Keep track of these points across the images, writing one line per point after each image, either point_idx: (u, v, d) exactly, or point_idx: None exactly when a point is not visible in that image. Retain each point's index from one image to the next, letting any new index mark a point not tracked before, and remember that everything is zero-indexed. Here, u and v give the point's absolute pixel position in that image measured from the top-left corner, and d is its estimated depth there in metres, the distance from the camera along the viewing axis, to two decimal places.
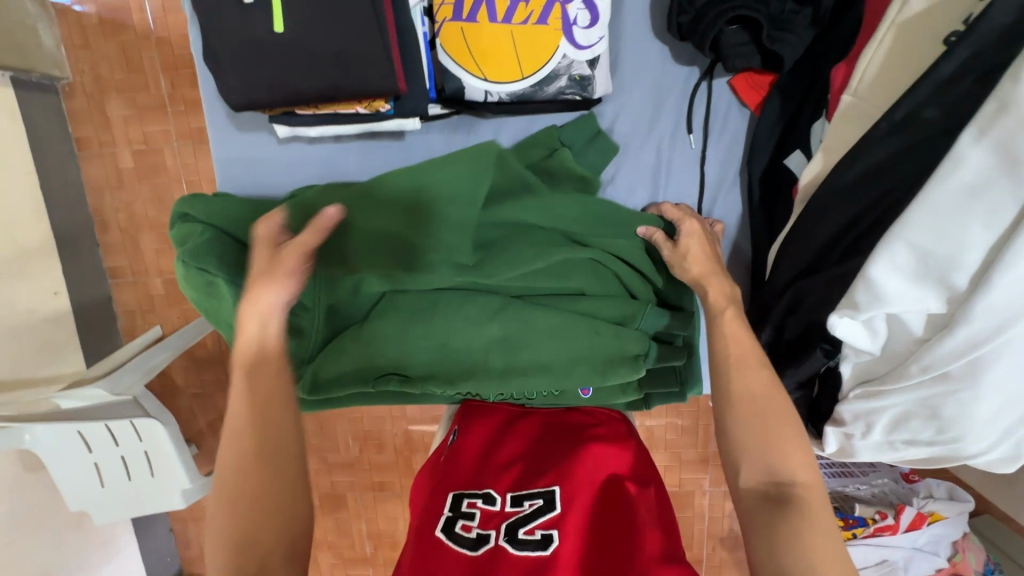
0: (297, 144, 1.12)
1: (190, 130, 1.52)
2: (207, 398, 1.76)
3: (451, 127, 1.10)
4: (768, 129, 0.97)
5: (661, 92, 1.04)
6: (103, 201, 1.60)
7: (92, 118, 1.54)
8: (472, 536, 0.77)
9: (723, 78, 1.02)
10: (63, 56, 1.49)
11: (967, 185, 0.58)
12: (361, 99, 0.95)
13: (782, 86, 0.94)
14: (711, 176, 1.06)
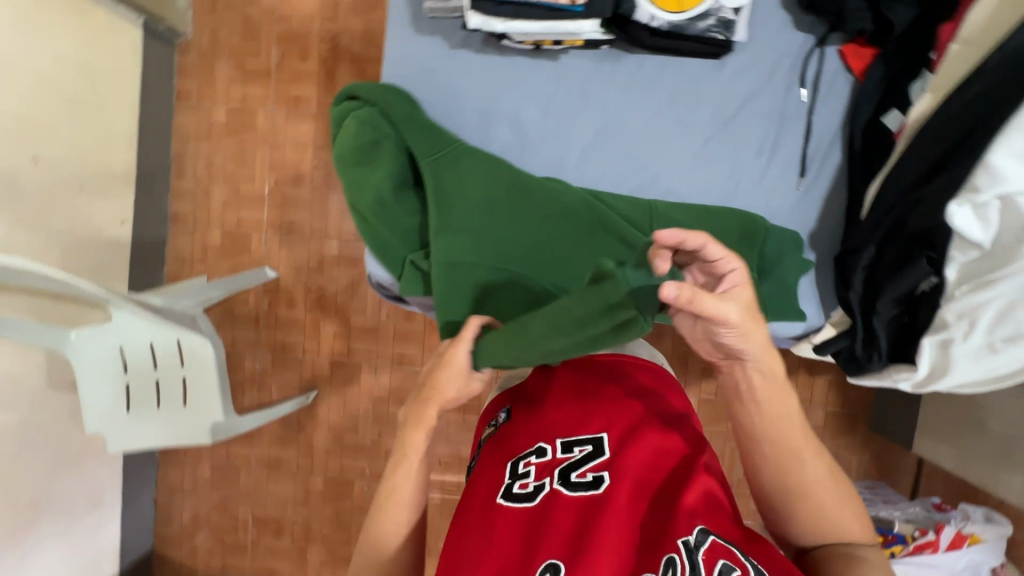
0: (464, 52, 0.95)
1: (288, 97, 1.65)
2: (233, 358, 1.73)
3: (600, 56, 0.95)
4: (873, 90, 0.92)
5: (775, 53, 0.95)
6: (186, 150, 1.68)
7: (198, 74, 1.66)
8: (530, 489, 0.79)
9: (834, 46, 0.95)
10: (188, 17, 1.64)
11: None
12: None
13: (889, 54, 0.90)
14: (816, 129, 0.96)
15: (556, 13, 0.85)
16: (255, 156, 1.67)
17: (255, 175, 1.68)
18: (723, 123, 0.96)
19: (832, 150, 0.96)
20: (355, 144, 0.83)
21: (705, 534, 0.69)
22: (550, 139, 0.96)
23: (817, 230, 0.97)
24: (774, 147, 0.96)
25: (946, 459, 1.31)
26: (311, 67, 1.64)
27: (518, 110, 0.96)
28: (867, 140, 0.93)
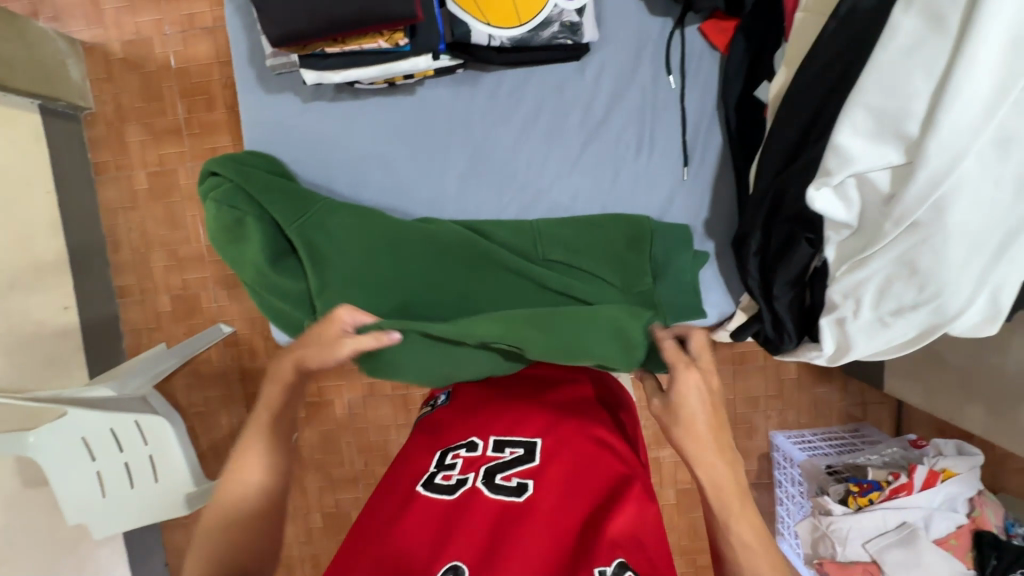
0: (320, 102, 1.00)
1: (204, 151, 1.62)
2: (210, 417, 1.74)
3: (457, 81, 0.99)
4: (737, 67, 0.92)
5: (636, 46, 0.98)
6: (116, 222, 1.66)
7: (110, 144, 1.63)
8: (451, 483, 0.76)
9: (694, 25, 0.96)
10: (87, 89, 1.61)
11: (904, 46, 0.69)
12: (383, 28, 0.84)
13: (747, 28, 0.91)
14: (691, 112, 0.98)
15: (385, 55, 0.89)
16: (186, 216, 1.65)
17: (190, 235, 1.66)
18: (596, 125, 0.99)
19: (711, 131, 0.98)
20: (220, 227, 0.87)
21: (623, 569, 0.63)
22: (428, 176, 1.00)
23: (711, 213, 0.99)
24: (653, 138, 0.99)
25: (914, 395, 1.31)
26: (220, 116, 1.60)
27: (387, 153, 1.00)
28: (742, 118, 0.94)
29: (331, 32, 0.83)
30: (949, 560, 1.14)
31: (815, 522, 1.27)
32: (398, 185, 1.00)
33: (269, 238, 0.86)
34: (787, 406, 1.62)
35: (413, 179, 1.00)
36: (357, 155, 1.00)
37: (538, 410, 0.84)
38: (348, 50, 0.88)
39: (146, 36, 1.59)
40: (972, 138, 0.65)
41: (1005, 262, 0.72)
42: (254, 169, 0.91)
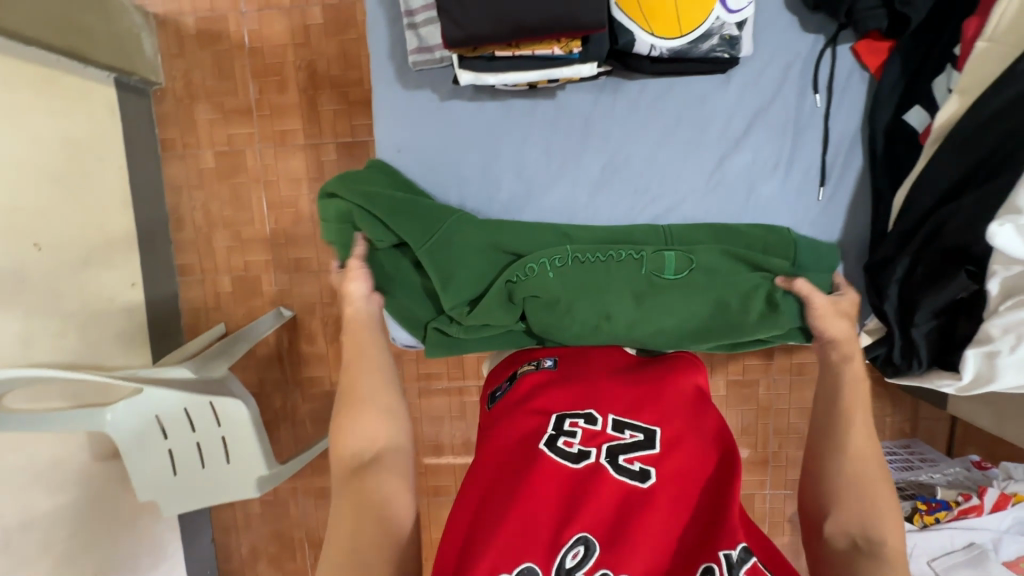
0: (456, 102, 1.01)
1: (273, 133, 1.61)
2: (264, 399, 1.75)
3: (599, 88, 0.99)
4: (890, 89, 0.96)
5: (784, 63, 0.98)
6: (181, 200, 1.66)
7: (178, 121, 1.62)
8: (574, 451, 0.75)
9: (847, 44, 0.97)
10: (158, 64, 1.59)
11: None
12: (562, 36, 0.84)
13: (903, 49, 0.94)
14: (834, 131, 1.00)
15: (551, 61, 0.88)
16: (251, 197, 1.65)
17: (253, 217, 1.65)
18: (736, 141, 1.00)
19: (853, 152, 1.00)
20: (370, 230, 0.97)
21: (747, 555, 0.65)
22: (571, 183, 1.02)
23: (844, 234, 1.02)
24: (794, 154, 1.00)
25: (984, 418, 1.32)
26: (291, 99, 1.59)
27: (526, 157, 1.02)
28: (886, 141, 0.98)
29: (510, 38, 0.83)
30: None
31: None
32: (535, 189, 1.03)
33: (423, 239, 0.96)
34: None
35: (551, 183, 1.03)
36: (493, 159, 1.02)
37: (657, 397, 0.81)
38: (517, 55, 0.88)
39: (221, 13, 1.56)
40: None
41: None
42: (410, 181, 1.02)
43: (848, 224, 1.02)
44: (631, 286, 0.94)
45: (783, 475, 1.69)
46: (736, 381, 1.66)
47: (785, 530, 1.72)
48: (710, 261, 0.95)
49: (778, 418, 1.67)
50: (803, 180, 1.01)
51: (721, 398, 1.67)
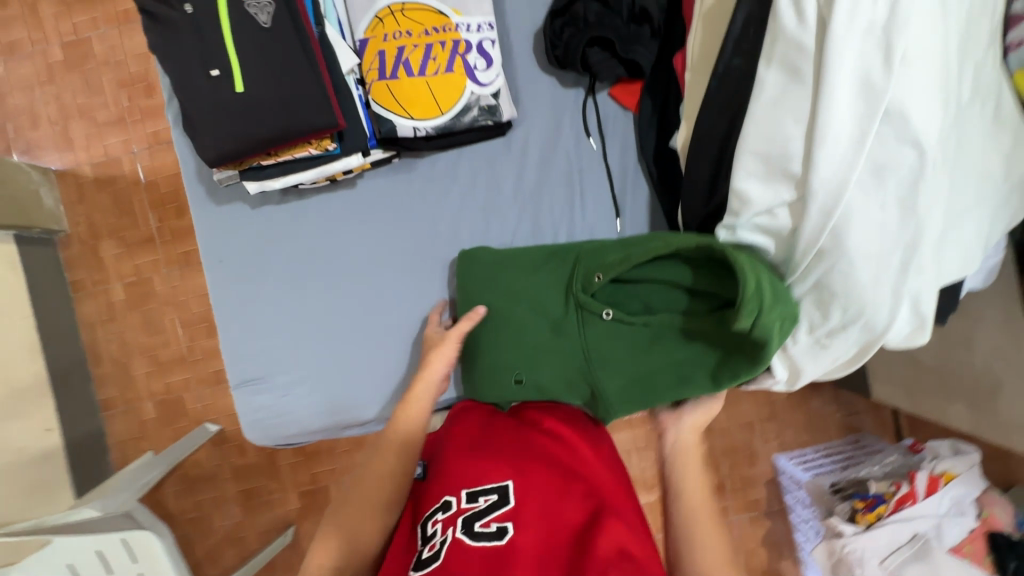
0: (268, 207, 1.04)
1: (177, 255, 1.67)
2: (203, 521, 1.69)
3: (394, 170, 1.05)
4: (648, 123, 1.00)
5: (554, 118, 1.06)
6: (95, 336, 1.68)
7: (85, 261, 1.68)
8: (436, 551, 0.69)
9: (604, 91, 1.05)
10: (62, 213, 1.67)
11: (773, 98, 0.73)
12: (311, 138, 0.90)
13: (651, 87, 0.99)
14: (615, 168, 1.06)
15: (319, 159, 0.96)
16: (163, 320, 1.68)
17: (169, 339, 1.68)
18: (531, 193, 1.06)
19: (637, 181, 1.06)
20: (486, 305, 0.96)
21: None
22: (380, 261, 1.04)
23: None
24: (584, 195, 1.06)
25: (899, 399, 1.31)
26: (191, 222, 1.67)
27: (331, 245, 1.04)
28: (661, 168, 1.01)
29: (263, 146, 0.89)
30: (968, 568, 1.12)
31: (829, 547, 1.22)
32: (355, 274, 1.04)
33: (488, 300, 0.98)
34: (783, 426, 1.61)
35: (368, 266, 1.04)
36: (312, 249, 1.03)
37: (503, 452, 0.78)
38: (283, 160, 0.95)
39: (115, 157, 1.67)
40: (849, 170, 0.68)
41: (917, 272, 0.70)
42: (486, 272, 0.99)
43: None
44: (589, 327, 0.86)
45: (744, 498, 1.62)
46: None
47: (763, 556, 1.61)
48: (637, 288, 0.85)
49: (723, 438, 1.61)
50: (606, 213, 1.06)
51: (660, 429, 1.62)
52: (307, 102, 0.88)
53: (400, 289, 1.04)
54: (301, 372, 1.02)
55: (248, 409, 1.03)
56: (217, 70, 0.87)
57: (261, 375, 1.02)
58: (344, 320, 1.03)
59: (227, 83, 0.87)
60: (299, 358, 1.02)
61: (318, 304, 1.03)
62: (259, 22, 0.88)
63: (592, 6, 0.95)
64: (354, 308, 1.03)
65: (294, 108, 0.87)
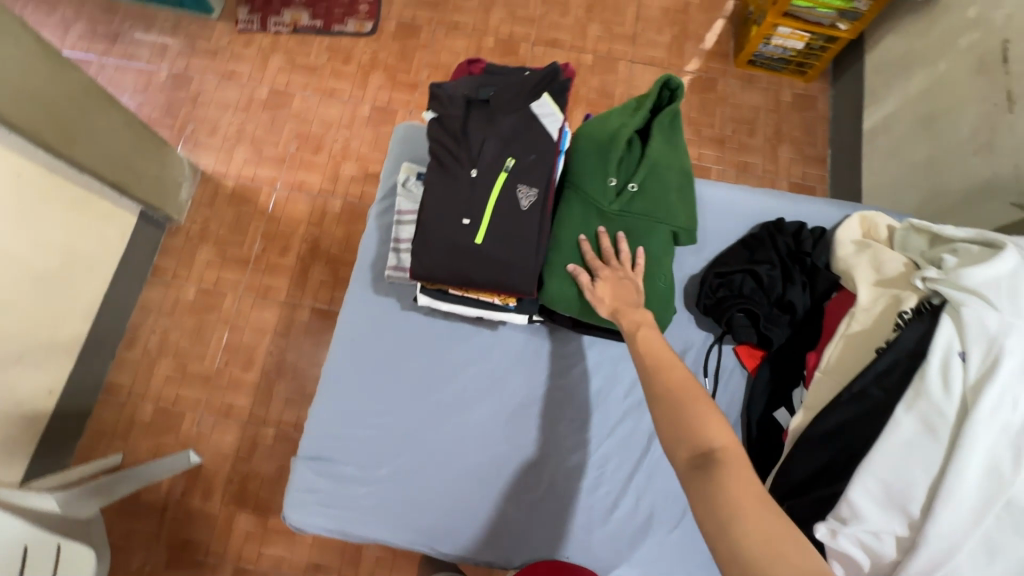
0: (414, 313, 1.13)
1: (260, 285, 1.76)
2: (123, 554, 1.53)
3: (532, 330, 1.14)
4: (763, 389, 1.07)
5: (679, 349, 1.12)
6: (143, 322, 1.71)
7: (178, 255, 1.78)
8: None
9: (729, 345, 1.12)
10: (186, 207, 1.82)
11: (907, 439, 0.82)
12: (503, 293, 1.01)
13: (772, 360, 1.08)
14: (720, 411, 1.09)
15: (493, 305, 1.07)
16: (212, 335, 1.71)
17: (206, 354, 1.69)
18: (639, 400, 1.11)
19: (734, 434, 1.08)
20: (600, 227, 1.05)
21: None
22: (483, 400, 1.09)
23: None
24: None
25: None
26: (288, 263, 1.78)
27: (449, 371, 1.10)
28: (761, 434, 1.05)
29: (462, 284, 0.99)
30: None
31: None
32: (457, 404, 1.08)
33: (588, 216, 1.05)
34: None
35: (471, 403, 1.09)
36: (427, 366, 1.10)
37: None
38: (466, 295, 1.06)
39: (258, 184, 1.86)
40: (964, 538, 0.75)
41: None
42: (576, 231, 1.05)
43: None
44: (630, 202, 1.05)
45: None
46: None
47: None
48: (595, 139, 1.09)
49: None
50: None
51: None
52: (523, 273, 0.98)
53: (493, 435, 1.07)
54: (369, 474, 1.04)
55: (301, 485, 1.03)
56: (468, 219, 0.99)
57: (330, 459, 1.05)
58: (435, 443, 1.06)
59: (469, 232, 0.99)
60: (365, 455, 1.05)
61: (412, 416, 1.07)
62: (521, 203, 1.00)
63: (749, 282, 1.08)
64: (434, 433, 1.07)
65: (511, 273, 0.98)
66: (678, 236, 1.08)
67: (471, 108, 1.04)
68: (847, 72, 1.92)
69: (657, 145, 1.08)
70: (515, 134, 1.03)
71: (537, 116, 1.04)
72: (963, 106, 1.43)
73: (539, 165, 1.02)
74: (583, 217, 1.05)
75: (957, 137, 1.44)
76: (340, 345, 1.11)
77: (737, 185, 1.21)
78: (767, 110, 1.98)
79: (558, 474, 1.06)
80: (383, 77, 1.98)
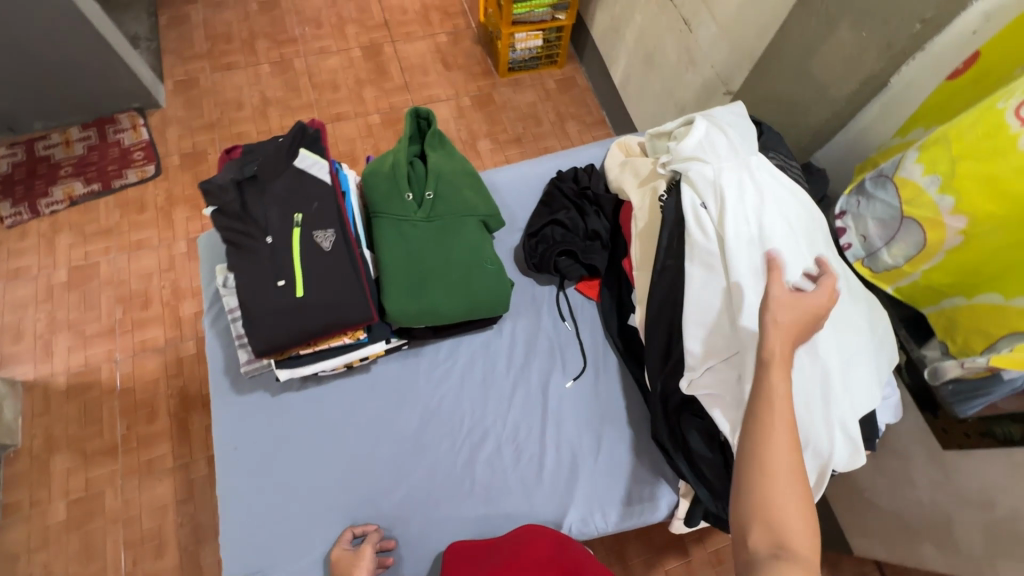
0: (288, 392, 1.13)
1: (139, 463, 1.59)
2: None
3: (403, 355, 1.18)
4: (609, 307, 1.24)
5: (533, 307, 1.26)
6: (15, 571, 1.46)
7: (29, 478, 1.56)
8: None
9: (571, 286, 1.28)
10: (19, 426, 1.61)
11: (700, 283, 1.00)
12: (348, 328, 1.05)
13: (608, 281, 1.26)
14: (587, 341, 1.23)
15: (349, 346, 1.09)
16: (104, 542, 1.50)
17: (106, 565, 1.48)
18: (520, 365, 1.19)
19: (607, 353, 1.22)
20: (424, 246, 1.14)
21: None
22: (384, 437, 1.10)
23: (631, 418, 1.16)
24: (568, 368, 1.20)
25: (877, 551, 1.37)
26: (161, 426, 1.64)
27: (341, 428, 1.10)
28: (626, 341, 1.21)
29: (305, 339, 1.01)
30: None
31: None
32: (360, 453, 1.08)
33: (410, 239, 1.14)
34: None
35: (373, 445, 1.09)
36: (318, 433, 1.09)
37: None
38: (319, 348, 1.08)
39: (94, 366, 1.70)
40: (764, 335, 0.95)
41: (834, 404, 0.94)
42: (401, 253, 1.13)
43: (632, 403, 1.17)
44: (436, 214, 1.16)
45: None
46: None
47: None
48: (380, 170, 1.18)
49: None
50: (587, 376, 1.19)
51: None
52: (350, 304, 1.02)
53: (407, 462, 1.08)
54: (302, 562, 1.00)
55: None
56: (283, 281, 1.03)
57: (257, 571, 0.99)
58: (355, 499, 1.05)
59: (288, 291, 1.03)
60: (297, 548, 1.01)
61: (322, 487, 1.05)
62: (322, 246, 1.06)
63: (557, 230, 1.26)
64: (352, 492, 1.05)
65: (343, 311, 1.02)
66: (487, 223, 1.21)
67: (244, 187, 1.09)
68: (585, 48, 2.26)
69: (438, 157, 1.21)
70: (288, 195, 1.09)
71: (304, 170, 1.11)
72: (663, 39, 1.75)
73: (326, 209, 1.09)
74: (404, 239, 1.14)
75: (671, 62, 1.74)
76: (226, 456, 1.06)
77: (520, 163, 1.39)
78: (542, 100, 2.25)
79: (482, 464, 1.10)
80: (188, 209, 1.94)
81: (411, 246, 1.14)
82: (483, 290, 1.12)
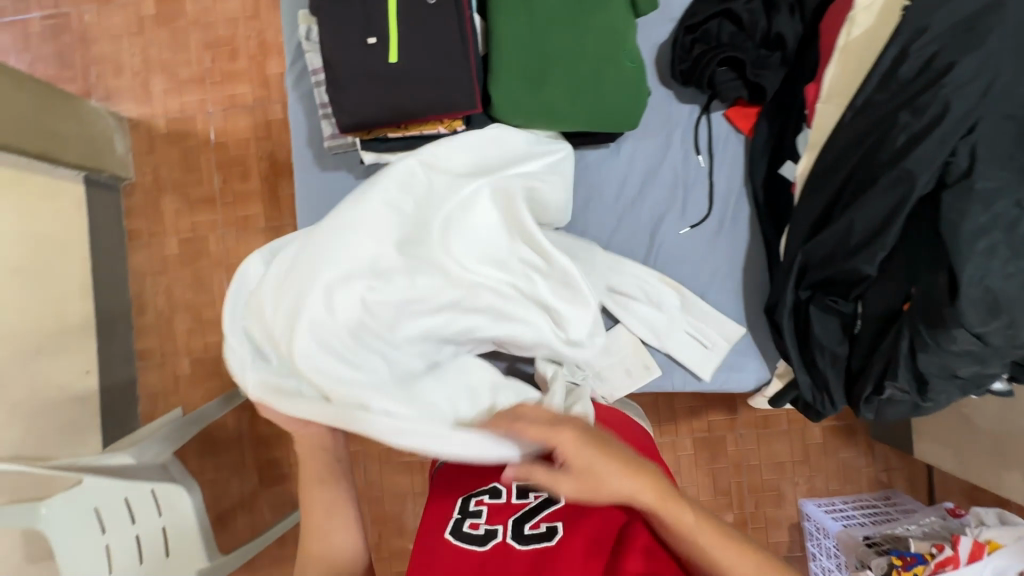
0: (372, 178, 1.06)
1: (236, 218, 1.68)
2: (222, 486, 1.67)
3: None
4: (762, 148, 1.07)
5: (665, 129, 1.10)
6: (144, 286, 1.70)
7: (145, 212, 1.70)
8: (481, 532, 0.79)
9: (719, 111, 1.09)
10: (130, 161, 1.70)
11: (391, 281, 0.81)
12: (444, 117, 0.93)
13: (768, 113, 1.06)
14: (720, 186, 1.09)
15: (442, 138, 0.99)
16: (212, 279, 1.69)
17: (215, 299, 1.69)
18: (633, 198, 1.10)
19: (740, 204, 1.09)
20: (553, 25, 0.94)
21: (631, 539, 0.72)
22: None
23: (744, 284, 1.08)
24: (690, 211, 1.09)
25: (946, 461, 1.31)
26: (253, 187, 1.68)
27: None
28: (767, 192, 1.07)
29: (395, 120, 0.91)
30: None
31: None
32: None
33: (538, 10, 0.94)
34: (814, 470, 1.56)
35: None
36: None
37: None
38: (408, 135, 0.98)
39: (189, 115, 1.69)
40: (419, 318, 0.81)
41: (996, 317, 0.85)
42: (526, 30, 0.94)
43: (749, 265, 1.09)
44: None
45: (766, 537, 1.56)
46: (705, 438, 1.57)
47: None
48: None
49: (753, 475, 1.57)
50: (711, 225, 1.09)
51: (691, 458, 1.57)
52: (452, 84, 0.88)
53: None
54: None
55: None
56: (374, 39, 0.89)
57: None
58: None
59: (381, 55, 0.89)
60: None
61: None
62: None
63: (725, 29, 1.03)
64: None
65: (444, 90, 0.89)
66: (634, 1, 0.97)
67: None
68: None
69: None
70: None
71: None
72: None
73: None
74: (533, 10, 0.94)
75: None
76: None
77: None
78: None
79: None
80: None
81: (539, 23, 0.94)
82: (611, 93, 0.95)
